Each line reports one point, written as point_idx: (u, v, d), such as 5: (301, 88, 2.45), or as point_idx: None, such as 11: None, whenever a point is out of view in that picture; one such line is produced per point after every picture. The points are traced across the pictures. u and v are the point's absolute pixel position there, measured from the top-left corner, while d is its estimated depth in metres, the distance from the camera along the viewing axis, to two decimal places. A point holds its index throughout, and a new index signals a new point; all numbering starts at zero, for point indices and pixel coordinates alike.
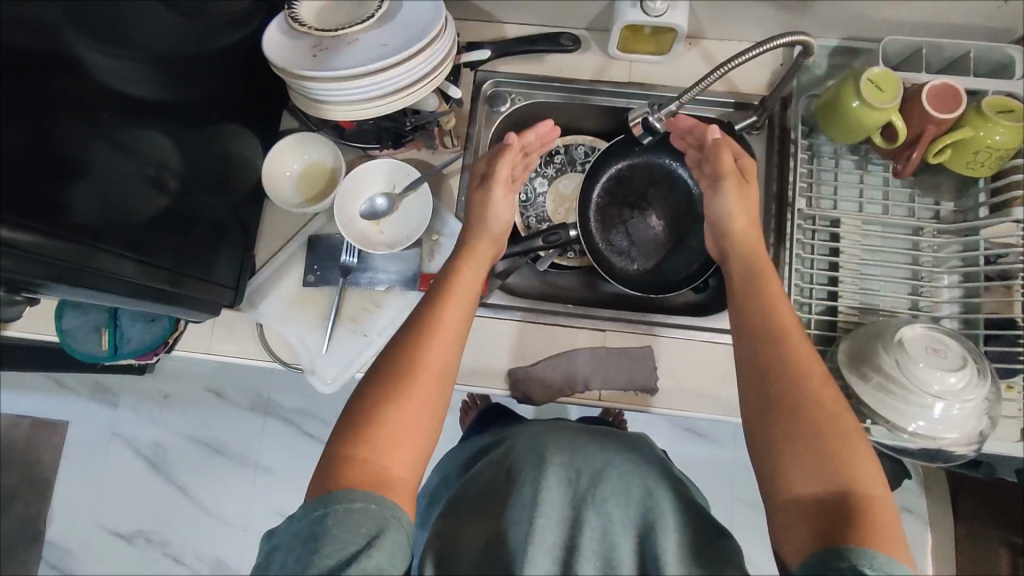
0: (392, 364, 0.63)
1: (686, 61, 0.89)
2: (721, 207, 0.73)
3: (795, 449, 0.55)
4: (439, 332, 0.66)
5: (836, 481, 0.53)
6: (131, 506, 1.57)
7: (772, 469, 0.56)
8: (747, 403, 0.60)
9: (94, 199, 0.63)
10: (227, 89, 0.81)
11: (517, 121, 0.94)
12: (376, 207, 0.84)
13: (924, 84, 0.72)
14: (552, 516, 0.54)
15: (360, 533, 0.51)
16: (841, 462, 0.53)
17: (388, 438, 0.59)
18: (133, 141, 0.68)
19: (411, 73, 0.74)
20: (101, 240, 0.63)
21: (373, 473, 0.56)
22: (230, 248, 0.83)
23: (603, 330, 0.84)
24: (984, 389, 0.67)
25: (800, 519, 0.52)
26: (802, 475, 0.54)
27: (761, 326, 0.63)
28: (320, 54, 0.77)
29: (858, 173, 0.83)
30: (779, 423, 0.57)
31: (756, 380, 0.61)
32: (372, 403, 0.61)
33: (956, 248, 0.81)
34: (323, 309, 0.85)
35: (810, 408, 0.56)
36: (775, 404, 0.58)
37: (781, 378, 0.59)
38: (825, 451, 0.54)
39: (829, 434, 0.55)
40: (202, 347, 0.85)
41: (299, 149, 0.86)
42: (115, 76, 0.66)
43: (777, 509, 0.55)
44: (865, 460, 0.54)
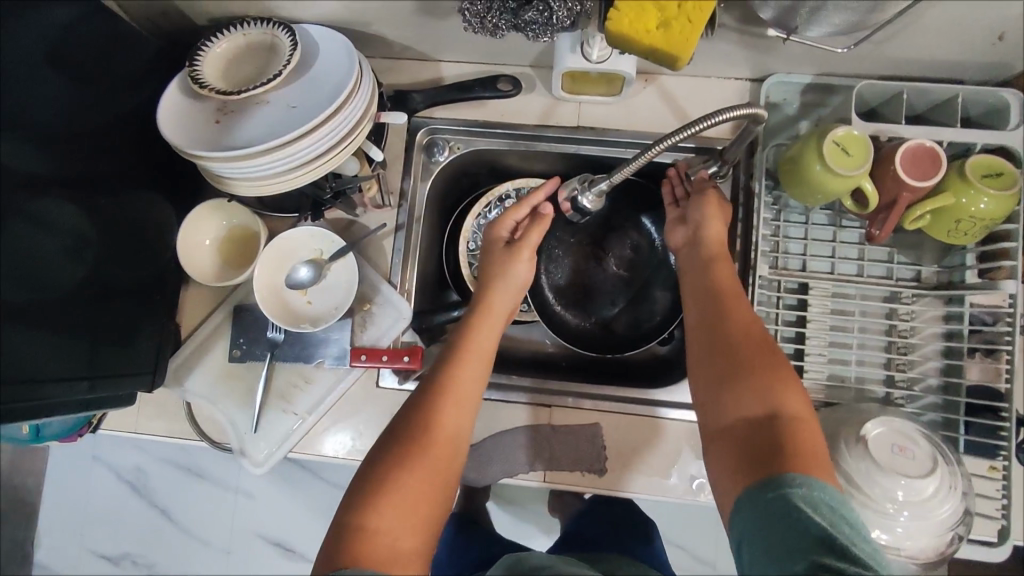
0: (407, 430, 0.59)
1: (640, 100, 0.80)
2: (699, 214, 0.70)
3: (733, 387, 0.56)
4: (455, 395, 0.61)
5: (769, 409, 0.53)
6: (91, 533, 1.42)
7: (709, 409, 0.57)
8: (698, 364, 0.60)
9: (3, 275, 0.58)
10: (133, 154, 0.75)
11: (459, 168, 0.86)
12: (300, 279, 0.77)
13: (901, 144, 0.63)
14: None
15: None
16: (770, 389, 0.54)
17: (403, 506, 0.54)
18: (44, 211, 0.63)
19: (323, 140, 0.67)
20: (15, 370, 0.59)
21: (385, 551, 0.51)
22: (155, 320, 0.78)
23: (550, 404, 0.78)
24: (956, 496, 0.61)
25: (733, 450, 0.53)
26: (737, 408, 0.54)
27: (712, 289, 0.64)
28: (224, 119, 0.70)
29: (831, 229, 0.75)
30: (718, 367, 0.58)
31: (706, 342, 0.61)
32: (385, 468, 0.56)
33: (937, 316, 0.73)
34: (252, 385, 0.80)
35: (748, 352, 0.57)
36: (721, 357, 0.58)
37: (724, 332, 0.60)
38: (761, 383, 0.54)
39: (762, 369, 0.56)
40: (128, 425, 0.81)
41: (218, 215, 0.80)
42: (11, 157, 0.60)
43: (712, 441, 0.56)
44: (792, 387, 0.54)
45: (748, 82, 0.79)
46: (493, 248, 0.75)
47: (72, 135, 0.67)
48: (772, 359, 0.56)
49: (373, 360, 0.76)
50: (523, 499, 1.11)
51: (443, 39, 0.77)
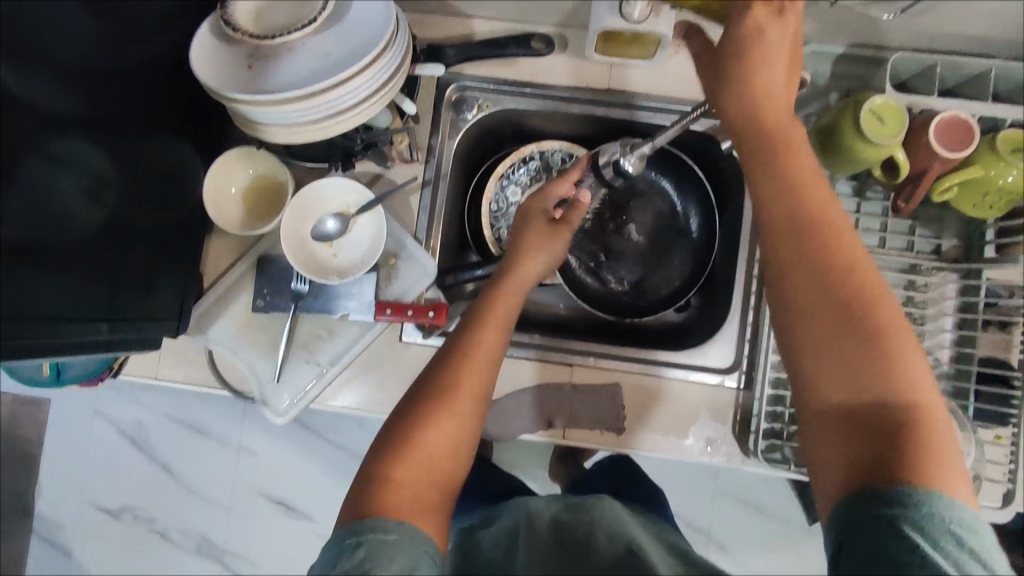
0: (430, 385, 0.59)
1: (672, 65, 0.80)
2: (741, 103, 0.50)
3: (824, 327, 0.45)
4: (476, 355, 0.61)
5: (884, 392, 0.43)
6: (90, 484, 1.34)
7: (802, 366, 0.46)
8: (795, 275, 0.46)
9: (26, 212, 0.58)
10: (159, 98, 0.74)
11: (486, 127, 0.86)
12: (328, 231, 0.77)
13: (935, 115, 0.64)
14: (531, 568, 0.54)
15: (395, 566, 0.45)
16: (885, 358, 0.44)
17: (427, 460, 0.55)
18: (66, 151, 0.62)
19: (359, 90, 0.67)
20: (35, 306, 0.59)
21: (409, 501, 0.52)
22: (177, 269, 0.78)
23: (571, 363, 0.80)
24: (966, 462, 0.63)
25: (836, 431, 0.44)
26: (833, 378, 0.45)
27: (793, 209, 0.48)
28: (256, 65, 0.68)
29: (855, 200, 0.76)
30: (804, 262, 0.46)
31: (806, 297, 0.46)
32: (411, 421, 0.57)
33: (954, 289, 0.75)
34: (274, 335, 0.80)
35: (834, 257, 0.46)
36: (835, 322, 0.45)
37: (800, 207, 0.47)
38: (863, 332, 0.44)
39: (864, 348, 0.44)
40: (148, 371, 0.81)
41: (244, 162, 0.79)
42: (37, 92, 0.59)
43: (816, 414, 0.45)
44: (911, 358, 0.44)
45: None
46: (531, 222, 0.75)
47: (98, 73, 0.66)
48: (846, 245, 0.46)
49: (398, 314, 0.76)
50: (529, 460, 1.13)
51: None
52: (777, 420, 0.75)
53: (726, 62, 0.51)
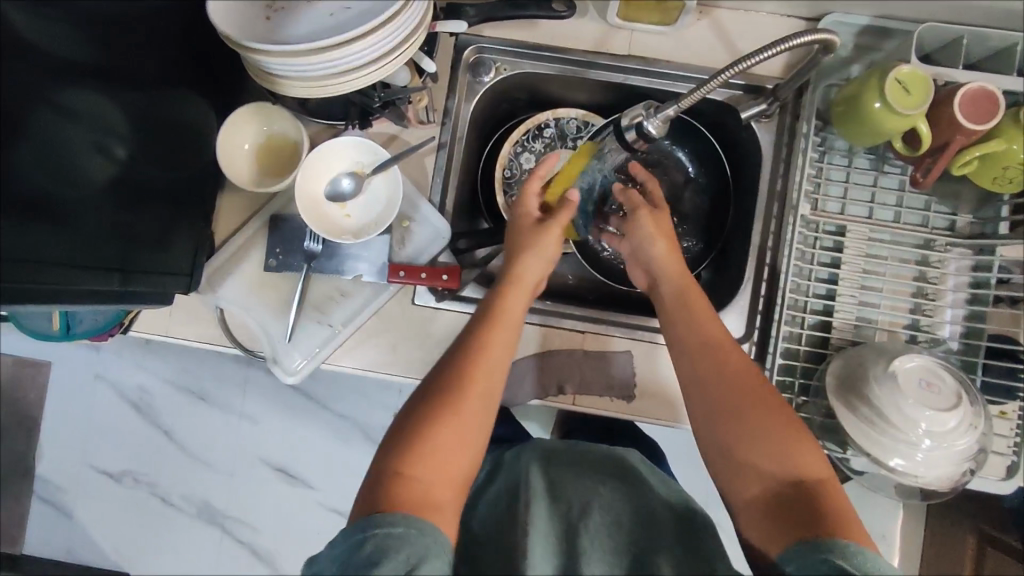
0: (440, 382, 0.59)
1: (694, 33, 0.79)
2: (650, 249, 0.74)
3: (755, 441, 0.58)
4: (487, 353, 0.62)
5: (791, 473, 0.56)
6: (93, 447, 1.34)
7: (721, 447, 0.60)
8: (702, 406, 0.62)
9: (31, 160, 0.57)
10: (174, 49, 0.72)
11: (502, 91, 0.85)
12: (342, 190, 0.77)
13: (960, 87, 0.63)
14: (539, 526, 0.54)
15: (397, 559, 0.46)
16: (789, 452, 0.56)
17: (440, 454, 0.55)
18: (75, 101, 0.62)
19: (380, 44, 0.65)
20: (46, 254, 0.59)
21: (423, 497, 0.52)
22: (190, 226, 0.77)
23: (582, 331, 0.80)
24: (974, 433, 0.64)
25: (767, 509, 0.55)
26: (753, 472, 0.57)
27: (698, 341, 0.65)
28: (275, 17, 0.67)
29: (873, 173, 0.76)
30: (710, 402, 0.61)
31: (718, 413, 0.60)
32: (423, 417, 0.57)
33: (967, 265, 0.75)
34: (287, 295, 0.80)
35: (738, 386, 0.61)
36: (738, 398, 0.60)
37: (715, 375, 0.62)
38: (772, 430, 0.58)
39: (765, 409, 0.59)
40: (159, 329, 0.81)
41: (258, 119, 0.78)
42: (47, 39, 0.59)
43: (739, 513, 0.57)
44: (807, 447, 0.57)
45: (803, 22, 0.78)
46: (526, 224, 0.74)
47: (112, 21, 0.65)
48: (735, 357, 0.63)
49: (411, 276, 0.76)
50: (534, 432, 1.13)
51: None
52: (787, 392, 0.75)
53: (645, 236, 0.74)
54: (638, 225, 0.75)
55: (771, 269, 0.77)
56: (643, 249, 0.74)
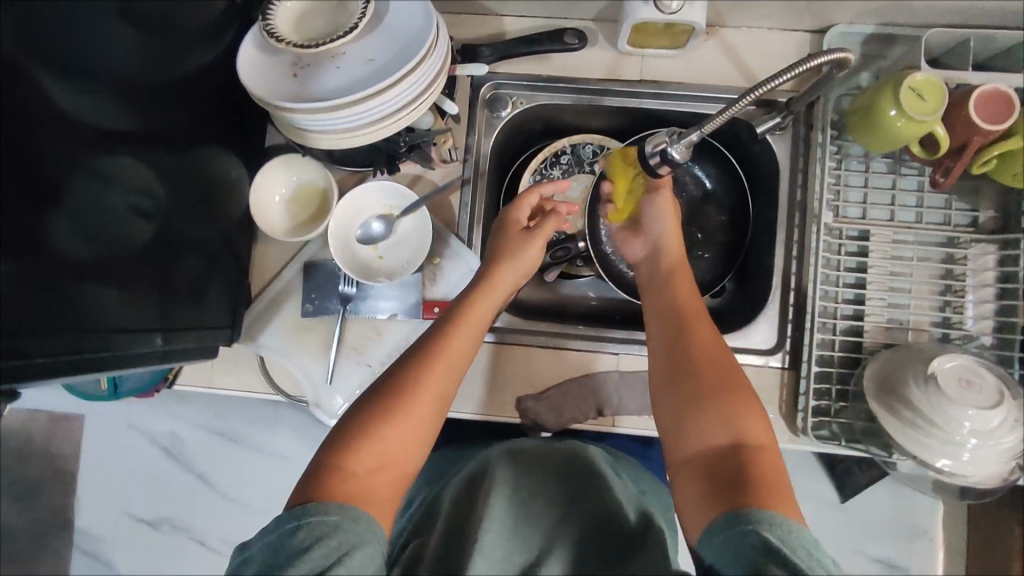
0: (403, 377, 0.62)
1: (702, 53, 0.81)
2: (654, 216, 0.77)
3: (701, 410, 0.59)
4: (444, 354, 0.64)
5: (731, 441, 0.57)
6: (129, 496, 1.35)
7: (668, 411, 0.61)
8: (658, 372, 0.65)
9: (78, 229, 0.59)
10: (202, 110, 0.75)
11: (520, 123, 0.87)
12: (373, 233, 0.79)
13: (974, 90, 0.65)
14: (493, 515, 0.59)
15: (329, 546, 0.47)
16: (733, 421, 0.58)
17: (385, 451, 0.57)
18: (114, 168, 0.64)
19: (403, 95, 0.68)
20: (94, 320, 0.61)
21: (360, 491, 0.53)
22: (225, 277, 0.79)
23: (615, 353, 0.81)
24: (1020, 429, 0.64)
25: (701, 476, 0.56)
26: (699, 436, 0.58)
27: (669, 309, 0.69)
28: (301, 74, 0.70)
29: (890, 177, 0.77)
30: (670, 363, 0.64)
31: (675, 374, 0.63)
32: (377, 414, 0.58)
33: (993, 260, 0.76)
34: (324, 339, 0.82)
35: (696, 356, 0.63)
36: (692, 363, 0.63)
37: (677, 346, 0.65)
38: (716, 399, 0.60)
39: (716, 380, 0.61)
40: (202, 380, 0.83)
41: (288, 169, 0.80)
42: (88, 112, 0.61)
43: (677, 471, 0.59)
44: (755, 418, 0.58)
45: (809, 34, 0.80)
46: (514, 231, 0.77)
47: (144, 89, 0.67)
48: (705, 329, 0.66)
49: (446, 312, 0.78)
50: None
51: None
52: (824, 398, 0.75)
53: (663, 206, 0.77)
54: (656, 206, 0.77)
55: (797, 278, 0.78)
56: (654, 226, 0.77)
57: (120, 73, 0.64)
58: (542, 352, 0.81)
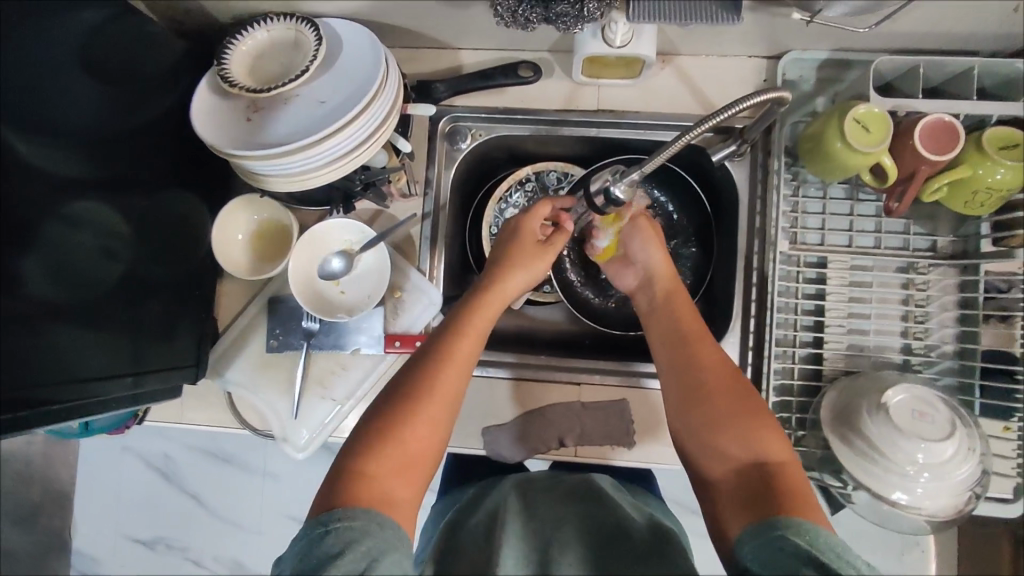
0: (411, 384, 0.62)
1: (659, 81, 0.81)
2: (639, 249, 0.77)
3: (723, 423, 0.59)
4: (453, 358, 0.64)
5: (756, 452, 0.56)
6: (121, 517, 1.36)
7: (690, 429, 0.61)
8: (671, 390, 0.64)
9: (47, 272, 0.61)
10: (166, 153, 0.76)
11: (481, 153, 0.88)
12: (333, 269, 0.80)
13: (919, 119, 0.65)
14: (507, 550, 0.54)
15: (357, 551, 0.47)
16: (753, 432, 0.57)
17: (401, 457, 0.57)
18: (81, 211, 0.65)
19: (355, 136, 0.69)
20: (62, 366, 0.62)
21: (379, 495, 0.54)
22: (192, 315, 0.80)
23: (578, 382, 0.82)
24: (972, 459, 0.64)
25: (731, 491, 0.55)
26: (723, 450, 0.58)
27: (676, 326, 0.69)
28: (255, 117, 0.71)
29: (848, 202, 0.77)
30: (683, 378, 0.64)
31: (687, 399, 0.62)
32: (392, 419, 0.59)
33: (952, 285, 0.75)
34: (289, 374, 0.83)
35: (706, 369, 0.63)
36: (703, 386, 0.62)
37: (686, 363, 0.65)
38: (732, 409, 0.59)
39: (730, 392, 0.61)
40: (172, 416, 0.84)
41: (250, 210, 0.82)
42: (51, 163, 0.62)
43: (706, 490, 0.58)
44: (772, 433, 0.57)
45: (764, 60, 0.80)
46: (518, 237, 0.77)
47: (107, 136, 0.68)
48: (707, 341, 0.66)
49: (408, 345, 0.79)
50: None
51: (461, 28, 0.78)
52: (784, 427, 0.75)
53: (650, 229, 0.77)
54: (640, 241, 0.77)
55: (756, 305, 0.78)
56: (643, 255, 0.77)
57: (82, 122, 0.66)
58: (505, 383, 0.82)
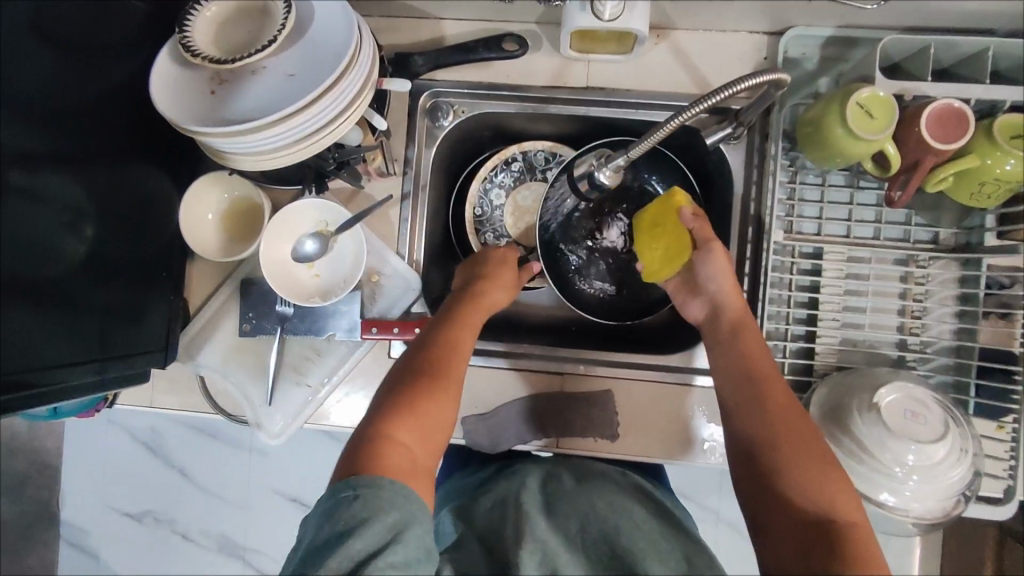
0: (423, 365, 0.62)
1: (653, 58, 0.77)
2: (707, 270, 0.69)
3: (796, 472, 0.56)
4: (460, 350, 0.65)
5: (828, 509, 0.53)
6: (110, 490, 1.34)
7: (762, 474, 0.57)
8: (742, 431, 0.60)
9: (9, 247, 0.58)
10: (130, 127, 0.72)
11: (465, 131, 0.83)
12: (306, 252, 0.76)
13: (927, 104, 0.60)
14: (534, 538, 0.57)
15: (383, 523, 0.46)
16: (829, 490, 0.54)
17: (422, 431, 0.57)
18: (39, 186, 0.61)
19: (326, 112, 0.64)
20: (21, 349, 0.59)
21: (404, 464, 0.53)
22: (161, 297, 0.77)
23: (561, 372, 0.79)
24: (965, 462, 0.62)
25: (794, 542, 0.52)
26: (795, 498, 0.54)
27: (745, 361, 0.64)
28: (220, 90, 0.66)
29: (848, 190, 0.74)
30: (755, 419, 0.60)
31: (752, 439, 0.59)
32: (411, 393, 0.59)
33: (952, 279, 0.72)
34: (263, 359, 0.80)
35: (779, 414, 0.59)
36: (774, 430, 0.58)
37: (757, 404, 0.61)
38: (804, 459, 0.56)
39: (802, 441, 0.57)
40: (142, 399, 0.81)
41: (220, 187, 0.78)
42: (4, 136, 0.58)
43: (763, 537, 0.55)
44: (843, 488, 0.54)
45: (765, 37, 0.75)
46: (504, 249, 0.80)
47: (65, 106, 0.64)
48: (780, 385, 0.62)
49: (384, 332, 0.76)
50: None
51: None
52: None
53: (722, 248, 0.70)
54: (710, 261, 0.69)
55: (748, 297, 0.75)
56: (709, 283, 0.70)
57: (33, 93, 0.61)
58: (486, 372, 0.79)
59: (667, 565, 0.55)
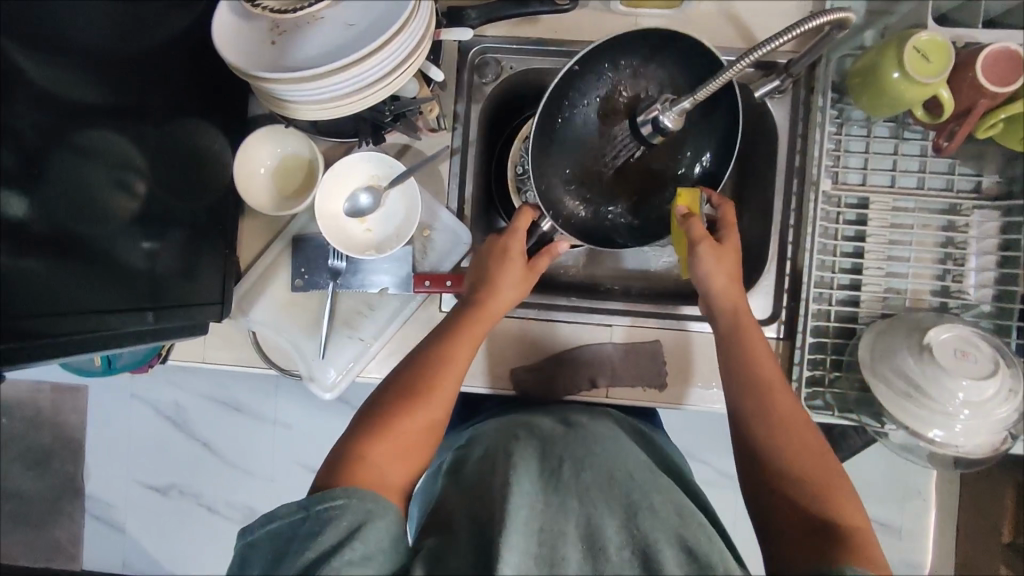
0: (411, 376, 0.62)
1: (700, 13, 0.78)
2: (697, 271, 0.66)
3: (797, 477, 0.55)
4: (451, 356, 0.64)
5: (830, 514, 0.52)
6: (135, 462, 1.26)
7: (763, 478, 0.57)
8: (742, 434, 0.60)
9: (61, 203, 0.58)
10: (184, 80, 0.72)
11: (510, 88, 0.84)
12: (360, 205, 0.78)
13: (982, 48, 0.62)
14: (522, 491, 0.51)
15: (338, 527, 0.48)
16: (827, 498, 0.53)
17: (397, 451, 0.56)
18: (93, 141, 0.61)
19: (385, 62, 0.65)
20: (82, 300, 0.59)
21: (373, 477, 0.53)
22: (213, 252, 0.77)
23: (610, 325, 0.80)
24: (1014, 399, 0.64)
25: (797, 537, 0.52)
26: (798, 500, 0.54)
27: (747, 369, 0.62)
28: (279, 40, 0.67)
29: (893, 142, 0.75)
30: (757, 427, 0.59)
31: (753, 448, 0.59)
32: (391, 409, 0.59)
33: (994, 227, 0.74)
34: (315, 314, 0.81)
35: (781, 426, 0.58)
36: (777, 440, 0.58)
37: (757, 413, 0.60)
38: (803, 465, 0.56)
39: (804, 451, 0.57)
40: (195, 354, 0.82)
41: (271, 141, 0.81)
42: (66, 86, 0.58)
43: (770, 525, 0.54)
44: (847, 497, 0.54)
45: None
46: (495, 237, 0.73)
47: (126, 56, 0.65)
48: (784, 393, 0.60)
49: (437, 285, 0.77)
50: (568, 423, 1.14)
51: None
52: (819, 369, 0.76)
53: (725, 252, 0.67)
54: (703, 262, 0.65)
55: (793, 248, 0.77)
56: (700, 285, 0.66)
57: (98, 41, 0.62)
58: (535, 325, 0.80)
59: (663, 523, 0.50)
